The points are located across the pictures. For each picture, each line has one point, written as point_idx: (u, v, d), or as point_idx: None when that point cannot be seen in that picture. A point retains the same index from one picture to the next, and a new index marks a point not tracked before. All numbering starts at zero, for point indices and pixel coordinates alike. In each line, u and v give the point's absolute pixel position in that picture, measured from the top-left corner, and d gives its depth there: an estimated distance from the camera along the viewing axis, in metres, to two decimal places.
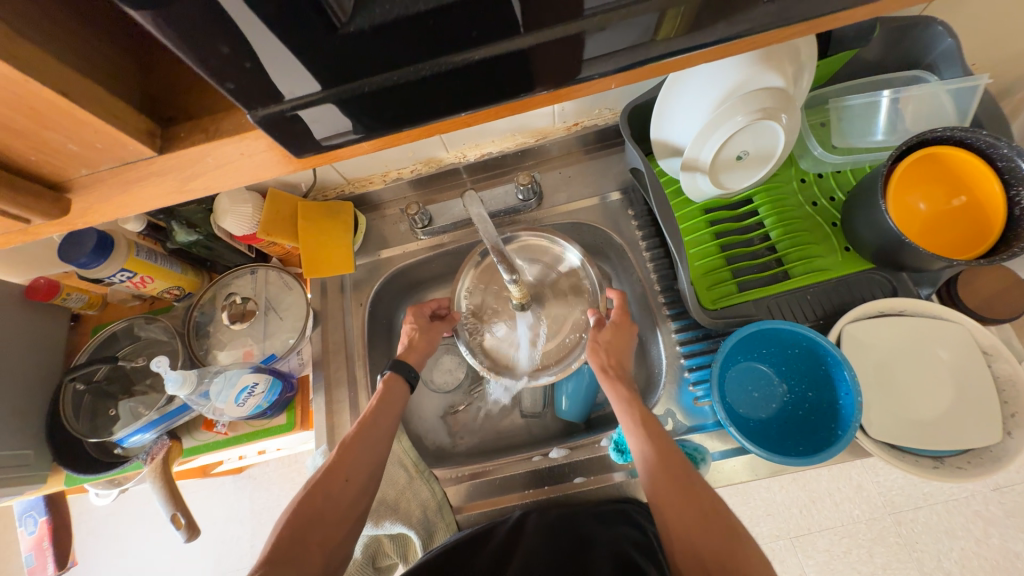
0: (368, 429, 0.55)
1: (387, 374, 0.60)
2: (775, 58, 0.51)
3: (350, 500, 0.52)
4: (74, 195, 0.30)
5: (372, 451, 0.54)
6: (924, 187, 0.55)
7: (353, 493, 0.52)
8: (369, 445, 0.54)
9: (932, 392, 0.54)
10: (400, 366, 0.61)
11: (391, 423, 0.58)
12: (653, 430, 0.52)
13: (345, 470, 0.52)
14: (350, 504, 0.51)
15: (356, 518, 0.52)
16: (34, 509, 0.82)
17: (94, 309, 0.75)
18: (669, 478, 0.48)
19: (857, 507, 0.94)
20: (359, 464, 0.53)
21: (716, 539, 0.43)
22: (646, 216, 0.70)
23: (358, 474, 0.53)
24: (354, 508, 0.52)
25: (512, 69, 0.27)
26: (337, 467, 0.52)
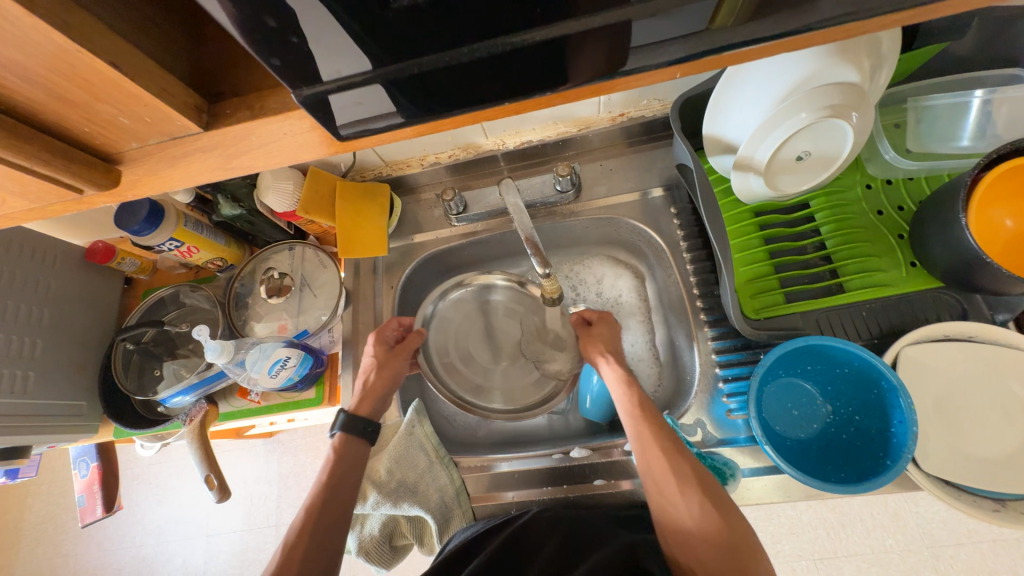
0: (324, 505, 0.53)
1: (337, 435, 0.57)
2: (851, 51, 0.47)
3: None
4: (124, 168, 0.31)
5: (328, 533, 0.52)
6: (1015, 201, 0.49)
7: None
8: (327, 524, 0.52)
9: (999, 429, 0.49)
10: (351, 425, 0.58)
11: (349, 492, 0.55)
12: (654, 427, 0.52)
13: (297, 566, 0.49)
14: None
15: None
16: (86, 455, 0.89)
17: (146, 274, 0.79)
18: (669, 479, 0.49)
19: (892, 536, 0.88)
20: (315, 550, 0.50)
21: (717, 544, 0.44)
22: (690, 216, 0.67)
23: (316, 563, 0.50)
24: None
25: (567, 54, 0.25)
26: (294, 551, 0.50)
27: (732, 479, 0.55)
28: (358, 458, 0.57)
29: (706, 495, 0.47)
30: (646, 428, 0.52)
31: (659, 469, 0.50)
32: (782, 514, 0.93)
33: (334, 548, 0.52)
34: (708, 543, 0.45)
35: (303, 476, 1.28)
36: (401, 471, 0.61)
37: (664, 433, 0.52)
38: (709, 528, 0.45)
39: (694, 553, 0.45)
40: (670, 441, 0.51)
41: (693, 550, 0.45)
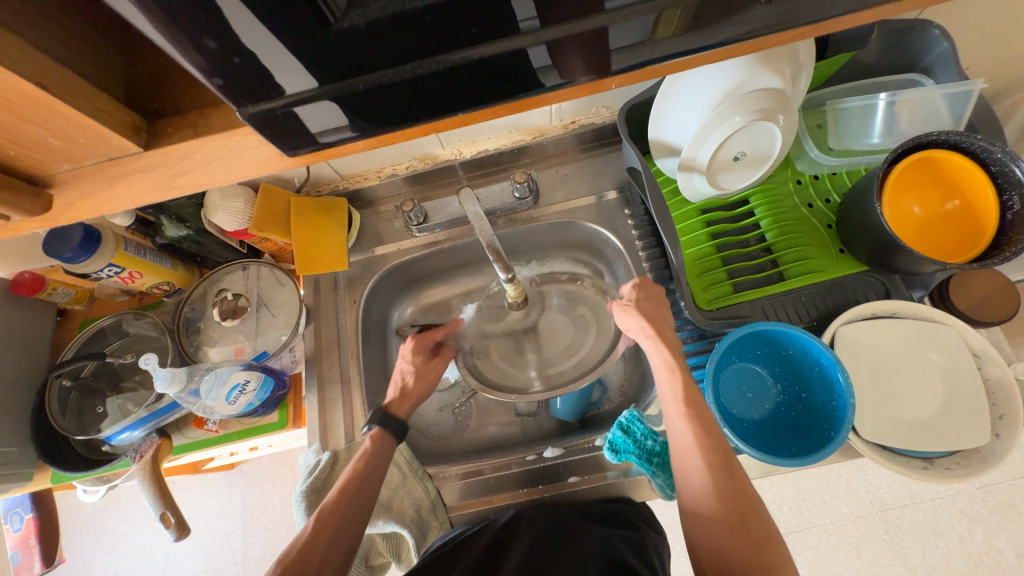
0: (353, 496, 0.52)
1: (374, 430, 0.57)
2: (774, 59, 0.51)
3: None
4: (56, 191, 0.29)
5: (355, 520, 0.51)
6: (919, 191, 0.55)
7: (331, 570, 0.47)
8: (353, 514, 0.51)
9: (923, 394, 0.54)
10: (388, 421, 0.57)
11: (376, 488, 0.54)
12: (700, 417, 0.49)
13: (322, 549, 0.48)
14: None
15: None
16: (19, 506, 0.80)
17: (82, 304, 0.74)
18: (709, 484, 0.45)
19: (846, 504, 0.95)
20: (337, 542, 0.49)
21: (746, 554, 0.42)
22: (643, 216, 0.70)
23: (335, 554, 0.48)
24: None
25: (510, 69, 0.26)
26: (319, 535, 0.49)
27: None
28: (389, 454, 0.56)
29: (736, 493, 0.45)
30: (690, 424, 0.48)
31: (698, 469, 0.46)
32: None
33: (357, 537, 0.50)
34: (730, 536, 0.43)
35: (270, 506, 1.21)
36: None
37: (710, 435, 0.48)
38: (739, 532, 0.43)
39: (720, 555, 0.43)
40: (718, 445, 0.47)
41: (718, 549, 0.43)
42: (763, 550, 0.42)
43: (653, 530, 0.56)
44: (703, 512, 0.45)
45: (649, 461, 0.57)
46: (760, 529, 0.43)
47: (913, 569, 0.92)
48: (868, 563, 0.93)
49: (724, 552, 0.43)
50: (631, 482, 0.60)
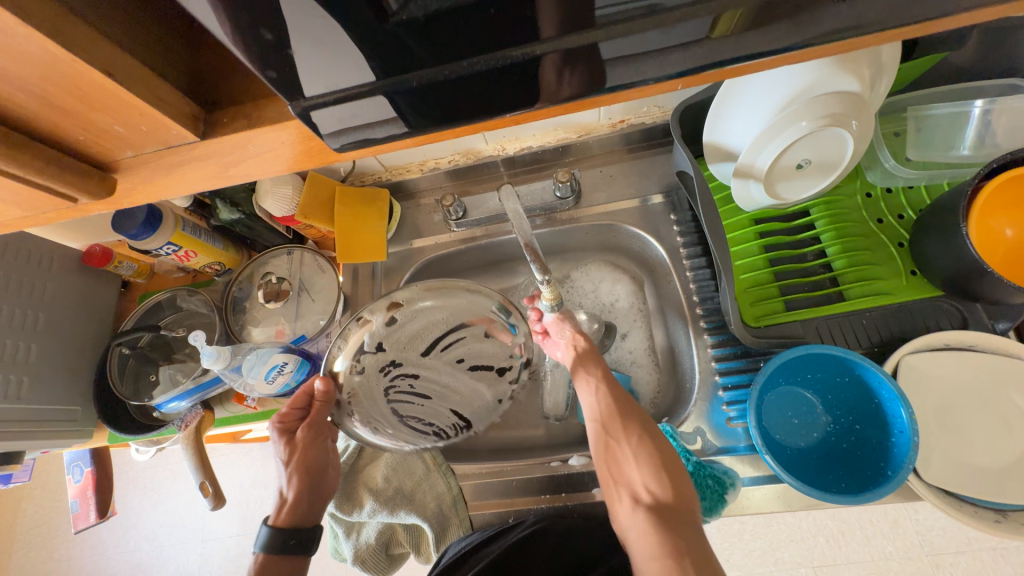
0: None
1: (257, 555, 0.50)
2: (851, 60, 0.47)
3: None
4: (120, 175, 0.30)
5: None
6: (1015, 211, 0.49)
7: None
8: None
9: (999, 438, 0.49)
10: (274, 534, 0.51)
11: None
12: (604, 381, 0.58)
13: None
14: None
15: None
16: (81, 459, 0.88)
17: (143, 278, 0.79)
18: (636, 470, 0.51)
19: (891, 543, 0.88)
20: None
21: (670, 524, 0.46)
22: (690, 222, 0.67)
23: None
24: None
25: (566, 67, 0.25)
26: None
27: (731, 488, 0.54)
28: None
29: (643, 433, 0.53)
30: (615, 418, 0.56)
31: (626, 457, 0.53)
32: (781, 521, 0.93)
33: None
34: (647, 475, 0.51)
35: None
36: (398, 478, 0.61)
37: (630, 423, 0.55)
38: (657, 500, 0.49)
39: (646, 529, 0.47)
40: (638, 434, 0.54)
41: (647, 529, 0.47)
42: (680, 517, 0.47)
43: None
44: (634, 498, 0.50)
45: None
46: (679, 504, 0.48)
47: None
48: None
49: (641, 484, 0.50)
50: None
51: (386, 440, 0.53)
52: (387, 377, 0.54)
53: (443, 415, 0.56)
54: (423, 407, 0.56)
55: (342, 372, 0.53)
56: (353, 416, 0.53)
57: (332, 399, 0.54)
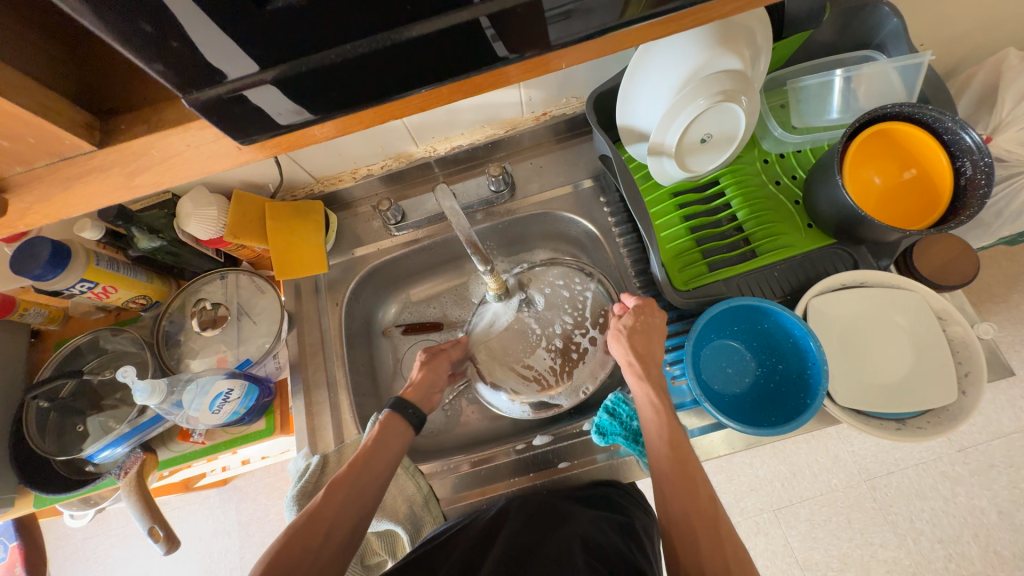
0: (360, 471, 0.52)
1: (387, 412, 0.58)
2: (733, 42, 0.53)
3: (332, 555, 0.47)
4: (9, 194, 0.29)
5: (362, 496, 0.51)
6: (878, 162, 0.57)
7: (331, 554, 0.47)
8: (359, 490, 0.51)
9: (894, 357, 0.56)
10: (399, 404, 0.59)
11: (387, 472, 0.54)
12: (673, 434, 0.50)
13: (329, 520, 0.48)
14: (330, 561, 0.47)
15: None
16: (3, 535, 0.78)
17: (56, 324, 0.72)
18: (680, 494, 0.47)
19: (836, 476, 0.98)
20: (342, 517, 0.49)
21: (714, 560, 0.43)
22: (618, 203, 0.71)
23: (343, 522, 0.49)
24: (339, 561, 0.47)
25: (451, 47, 0.27)
26: (327, 505, 0.49)
27: None
28: (398, 440, 0.56)
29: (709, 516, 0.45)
30: (665, 446, 0.50)
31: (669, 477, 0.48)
32: (740, 473, 1.00)
33: (365, 513, 0.50)
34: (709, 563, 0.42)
35: (268, 520, 1.19)
36: None
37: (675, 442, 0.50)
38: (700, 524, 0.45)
39: None
40: (688, 474, 0.48)
41: None
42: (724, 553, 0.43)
43: (641, 511, 0.57)
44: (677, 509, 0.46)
45: (636, 441, 0.58)
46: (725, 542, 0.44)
47: (902, 533, 0.94)
48: (858, 531, 0.96)
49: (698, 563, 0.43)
50: (620, 463, 0.61)
51: (499, 387, 0.65)
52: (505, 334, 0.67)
53: (566, 354, 0.66)
54: (539, 348, 0.66)
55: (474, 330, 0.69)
56: (487, 366, 0.66)
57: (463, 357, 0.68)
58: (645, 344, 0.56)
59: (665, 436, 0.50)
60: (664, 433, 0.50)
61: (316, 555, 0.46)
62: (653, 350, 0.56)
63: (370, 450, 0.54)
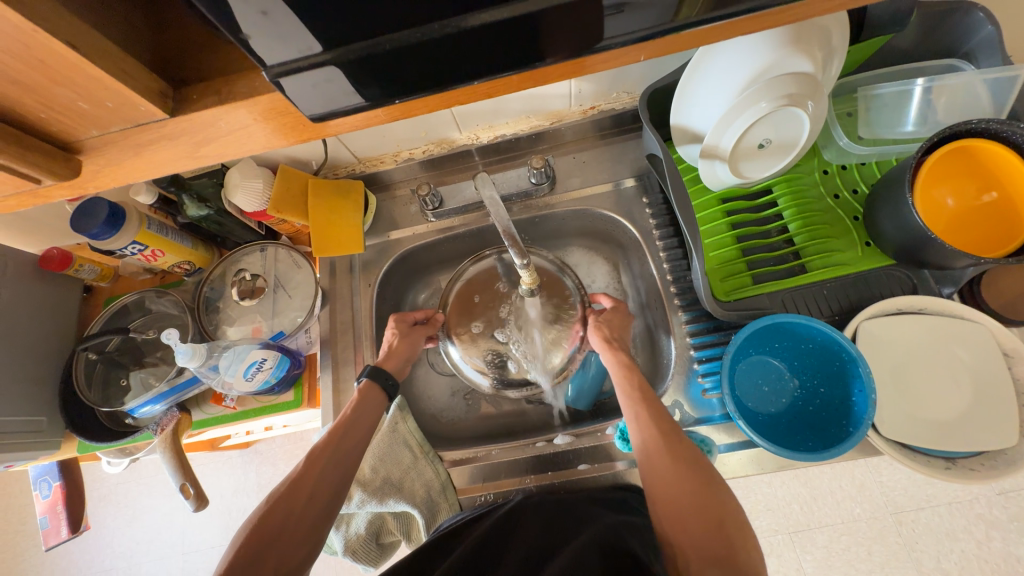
0: (341, 434, 0.54)
1: (363, 381, 0.59)
2: (805, 42, 0.49)
3: (314, 517, 0.48)
4: (84, 156, 0.30)
5: (341, 463, 0.52)
6: (954, 181, 0.53)
7: (314, 515, 0.48)
8: (340, 453, 0.52)
9: (948, 392, 0.52)
10: (377, 374, 0.59)
11: (366, 435, 0.55)
12: (653, 411, 0.51)
13: (311, 484, 0.49)
14: (313, 522, 0.48)
15: (317, 538, 0.48)
16: (48, 474, 0.84)
17: (107, 281, 0.76)
18: (665, 462, 0.46)
19: (860, 505, 0.93)
20: (325, 478, 0.50)
21: (709, 528, 0.42)
22: (661, 205, 0.69)
23: (325, 485, 0.50)
24: (323, 521, 0.49)
25: (530, 34, 0.25)
26: (309, 468, 0.50)
27: (709, 455, 0.57)
28: (376, 406, 0.58)
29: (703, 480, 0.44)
30: (643, 411, 0.51)
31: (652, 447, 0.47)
32: (758, 491, 0.97)
33: (345, 479, 0.52)
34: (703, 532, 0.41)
35: None
36: (385, 468, 0.60)
37: (654, 410, 0.51)
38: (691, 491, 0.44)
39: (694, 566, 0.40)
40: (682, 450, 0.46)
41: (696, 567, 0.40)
42: (720, 519, 0.42)
43: None
44: (665, 485, 0.45)
45: None
46: (719, 506, 0.43)
47: (926, 572, 0.90)
48: (879, 565, 0.92)
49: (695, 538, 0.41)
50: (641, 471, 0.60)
51: (469, 356, 0.65)
52: (481, 306, 0.67)
53: (554, 342, 0.63)
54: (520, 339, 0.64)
55: (449, 298, 0.68)
56: (459, 336, 0.66)
57: (436, 331, 0.67)
58: (621, 330, 0.61)
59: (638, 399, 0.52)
60: (637, 396, 0.52)
61: (298, 516, 0.47)
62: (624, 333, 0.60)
63: (349, 416, 0.55)
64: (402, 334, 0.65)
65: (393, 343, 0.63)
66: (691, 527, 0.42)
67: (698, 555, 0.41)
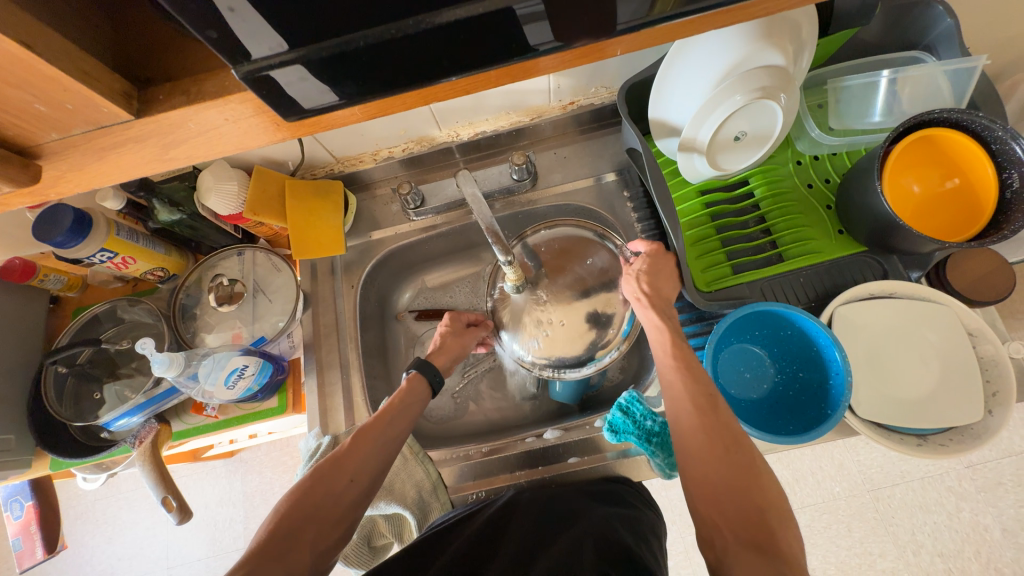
0: (386, 423, 0.53)
1: (410, 373, 0.58)
2: (776, 35, 0.51)
3: (350, 503, 0.47)
4: (44, 161, 0.28)
5: (384, 451, 0.51)
6: (918, 170, 0.55)
7: (352, 498, 0.48)
8: (383, 441, 0.51)
9: (919, 372, 0.55)
10: (425, 368, 0.59)
11: (408, 425, 0.54)
12: (691, 379, 0.48)
13: (352, 468, 0.48)
14: (350, 506, 0.47)
15: (348, 524, 0.47)
16: (20, 494, 0.81)
17: (74, 291, 0.73)
18: (701, 433, 0.45)
19: (838, 484, 0.97)
20: (366, 463, 0.49)
21: (741, 492, 0.41)
22: (642, 198, 0.70)
23: (366, 471, 0.49)
24: (356, 509, 0.48)
25: (506, 29, 0.25)
26: (353, 452, 0.49)
27: None
28: (421, 400, 0.57)
29: (738, 448, 0.44)
30: (681, 381, 0.49)
31: (687, 421, 0.46)
32: None
33: (382, 469, 0.51)
34: (732, 498, 0.41)
35: (271, 493, 1.22)
36: None
37: (694, 381, 0.48)
38: (728, 468, 0.42)
39: (726, 529, 0.40)
40: (721, 419, 0.45)
41: (728, 529, 0.40)
42: (760, 502, 0.41)
43: (650, 509, 0.57)
44: (699, 463, 0.44)
45: (648, 440, 0.57)
46: (756, 475, 0.42)
47: (902, 545, 0.94)
48: (858, 541, 0.95)
49: (727, 501, 0.41)
50: (628, 462, 0.61)
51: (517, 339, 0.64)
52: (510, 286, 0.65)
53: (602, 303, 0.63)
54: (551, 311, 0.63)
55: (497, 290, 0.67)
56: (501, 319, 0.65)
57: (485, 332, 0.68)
58: (656, 281, 0.58)
59: (674, 366, 0.50)
60: (674, 363, 0.50)
61: (338, 496, 0.47)
62: (663, 287, 0.57)
63: (394, 406, 0.54)
64: (455, 331, 0.67)
65: (446, 339, 0.65)
66: (726, 504, 0.41)
67: (733, 530, 0.40)
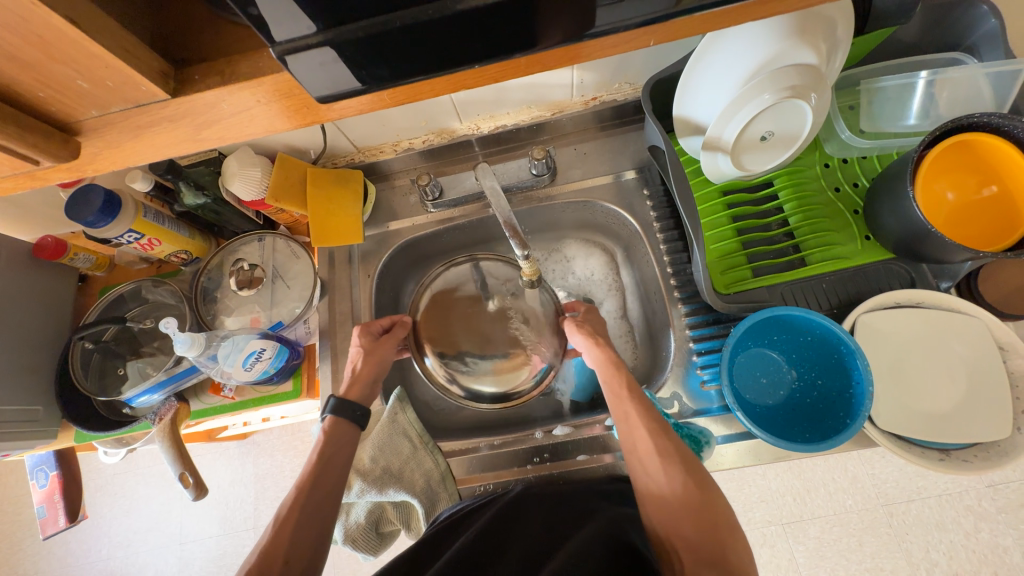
0: (314, 481, 0.52)
1: (327, 420, 0.56)
2: (809, 33, 0.49)
3: None
4: (84, 137, 0.29)
5: (320, 511, 0.50)
6: (954, 176, 0.53)
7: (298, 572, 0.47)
8: (316, 501, 0.51)
9: (943, 385, 0.53)
10: (342, 407, 0.57)
11: (340, 472, 0.54)
12: (644, 409, 0.52)
13: (286, 548, 0.47)
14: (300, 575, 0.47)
15: None
16: (45, 463, 0.84)
17: (102, 271, 0.75)
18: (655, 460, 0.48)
19: (851, 497, 0.95)
20: (304, 528, 0.49)
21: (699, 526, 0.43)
22: (662, 197, 0.69)
23: (303, 544, 0.48)
24: None
25: (539, 13, 0.25)
26: (283, 529, 0.48)
27: (708, 446, 0.58)
28: (348, 442, 0.56)
29: (688, 472, 0.46)
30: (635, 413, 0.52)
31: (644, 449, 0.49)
32: (752, 484, 0.98)
33: (322, 531, 0.50)
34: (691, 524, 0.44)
35: (281, 475, 1.24)
36: (385, 458, 0.60)
37: (649, 416, 0.51)
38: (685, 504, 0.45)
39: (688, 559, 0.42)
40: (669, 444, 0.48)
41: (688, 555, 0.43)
42: (713, 521, 0.44)
43: None
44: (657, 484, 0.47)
45: None
46: (710, 504, 0.45)
47: (915, 562, 0.91)
48: (869, 555, 0.93)
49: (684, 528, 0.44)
50: None
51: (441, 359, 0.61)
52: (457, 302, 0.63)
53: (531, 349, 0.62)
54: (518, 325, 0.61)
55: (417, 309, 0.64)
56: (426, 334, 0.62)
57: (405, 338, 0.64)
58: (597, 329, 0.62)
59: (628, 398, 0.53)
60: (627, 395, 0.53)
61: None
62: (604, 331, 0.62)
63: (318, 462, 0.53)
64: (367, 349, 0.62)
65: (358, 364, 0.60)
66: (684, 528, 0.44)
67: (689, 551, 0.43)
